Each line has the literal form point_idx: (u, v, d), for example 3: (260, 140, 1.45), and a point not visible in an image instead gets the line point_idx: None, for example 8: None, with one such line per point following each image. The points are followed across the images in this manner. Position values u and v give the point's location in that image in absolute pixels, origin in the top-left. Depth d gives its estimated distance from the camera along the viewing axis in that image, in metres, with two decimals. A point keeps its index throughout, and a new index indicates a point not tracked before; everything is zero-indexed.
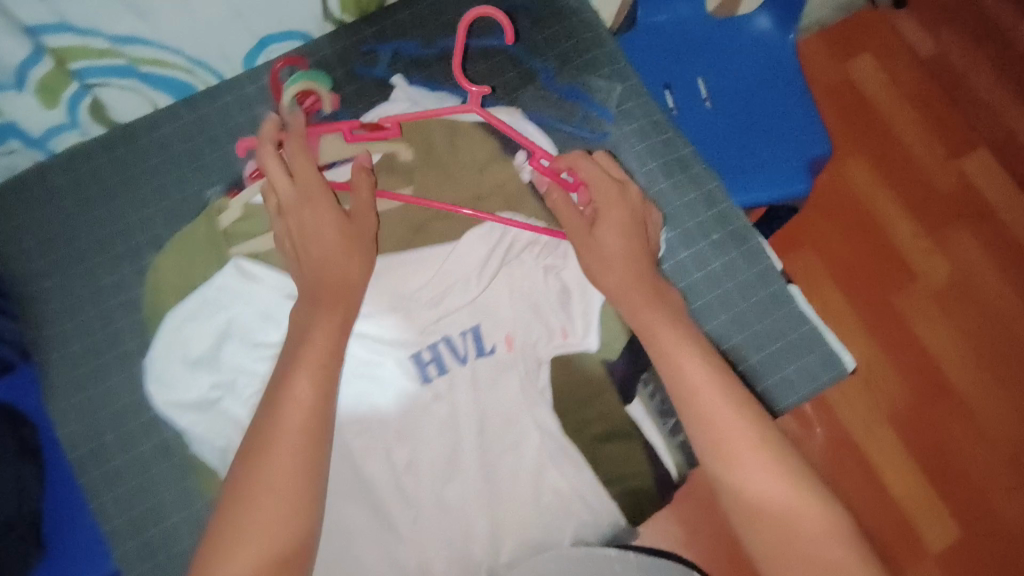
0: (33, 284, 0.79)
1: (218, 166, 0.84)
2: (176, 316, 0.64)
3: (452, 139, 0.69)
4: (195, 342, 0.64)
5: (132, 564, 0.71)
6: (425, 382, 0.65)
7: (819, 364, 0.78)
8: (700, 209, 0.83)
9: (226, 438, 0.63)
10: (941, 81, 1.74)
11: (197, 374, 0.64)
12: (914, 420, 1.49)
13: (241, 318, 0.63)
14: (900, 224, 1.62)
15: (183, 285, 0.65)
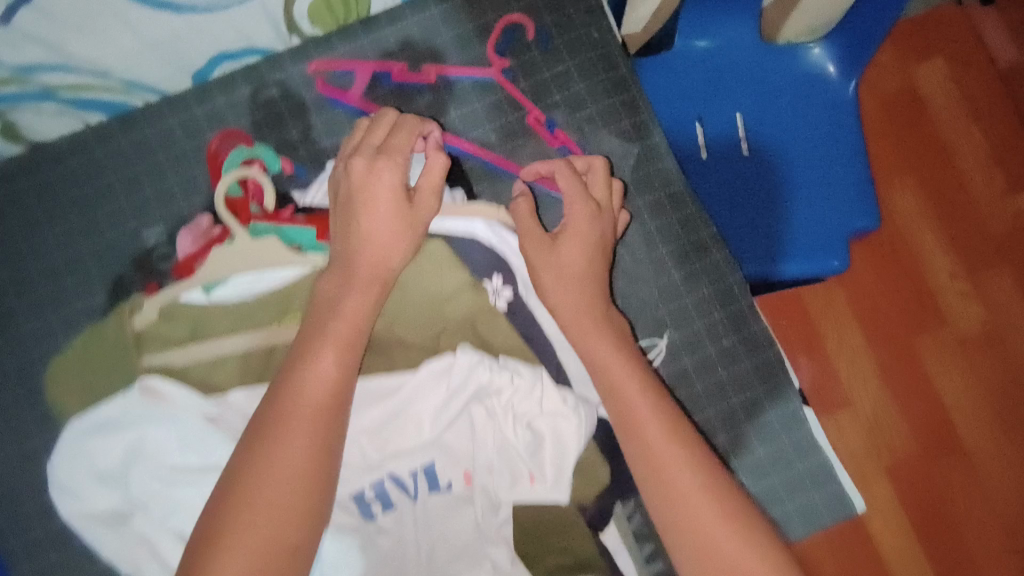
0: None
1: (160, 201, 0.73)
2: (82, 424, 0.55)
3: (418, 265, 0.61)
4: (105, 454, 0.55)
5: None
6: (367, 521, 0.57)
7: (823, 504, 0.70)
8: (714, 307, 0.72)
9: (134, 565, 0.56)
10: (1017, 98, 1.53)
11: (108, 487, 0.56)
12: (915, 473, 1.41)
13: (152, 436, 0.54)
14: (938, 261, 1.47)
15: (90, 389, 0.56)
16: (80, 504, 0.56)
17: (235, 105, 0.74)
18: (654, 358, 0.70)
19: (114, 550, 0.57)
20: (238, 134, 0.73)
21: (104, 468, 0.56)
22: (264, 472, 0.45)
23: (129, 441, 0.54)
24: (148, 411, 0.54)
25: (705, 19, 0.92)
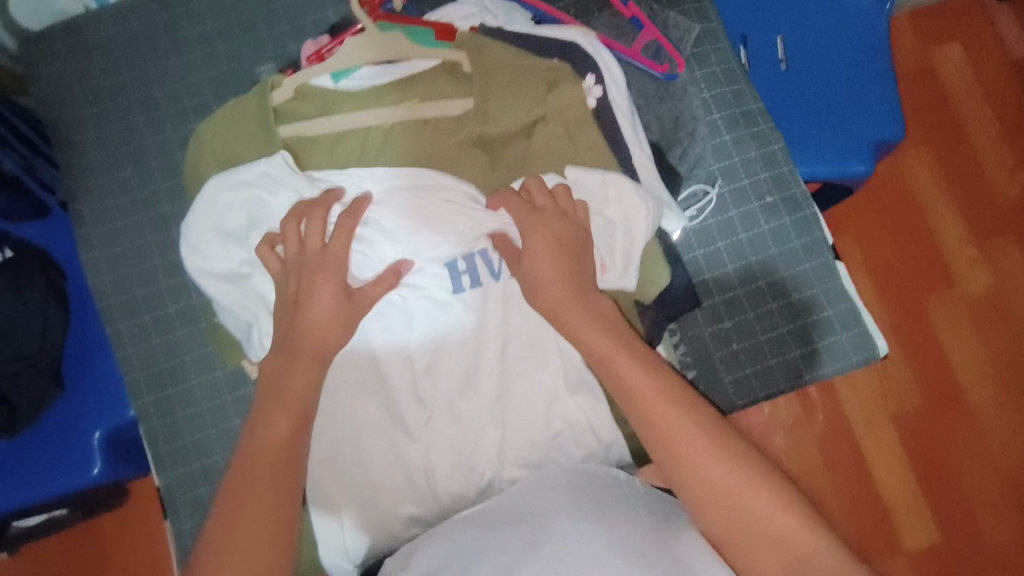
0: (76, 132, 0.78)
1: (273, 41, 0.81)
2: (215, 186, 0.62)
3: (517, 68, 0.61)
4: (233, 215, 0.62)
5: (149, 418, 0.75)
6: (456, 293, 0.63)
7: (849, 345, 0.76)
8: (758, 168, 0.80)
9: (254, 314, 0.63)
10: None
11: (231, 246, 0.63)
12: (919, 424, 1.39)
13: (278, 200, 0.62)
14: (949, 226, 1.47)
15: (228, 155, 0.64)
16: (202, 261, 0.63)
17: None
18: (704, 206, 0.78)
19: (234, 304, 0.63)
20: None
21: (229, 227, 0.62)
22: (271, 426, 0.53)
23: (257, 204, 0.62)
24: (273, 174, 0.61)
25: None
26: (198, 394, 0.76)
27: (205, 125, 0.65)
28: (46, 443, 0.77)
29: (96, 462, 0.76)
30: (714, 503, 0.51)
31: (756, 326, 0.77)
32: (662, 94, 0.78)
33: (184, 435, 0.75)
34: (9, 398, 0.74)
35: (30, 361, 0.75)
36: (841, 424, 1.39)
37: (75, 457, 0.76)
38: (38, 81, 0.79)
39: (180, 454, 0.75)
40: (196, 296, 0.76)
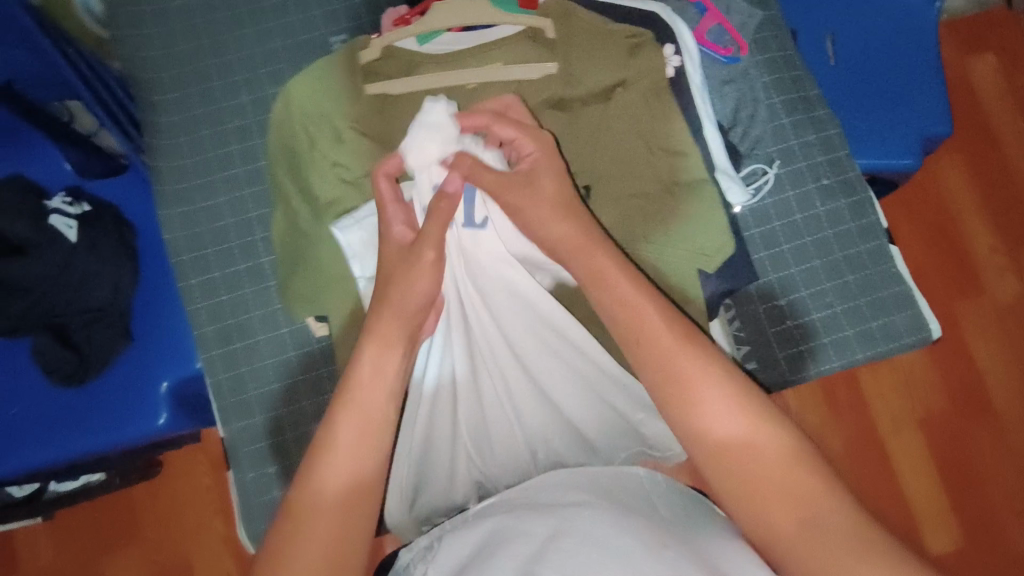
0: (155, 93, 0.80)
1: (347, 14, 0.84)
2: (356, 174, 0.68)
3: (601, 40, 0.64)
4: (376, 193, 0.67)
5: (216, 371, 0.77)
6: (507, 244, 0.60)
7: (903, 325, 0.77)
8: (816, 151, 0.81)
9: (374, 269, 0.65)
10: None
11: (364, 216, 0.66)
12: (949, 427, 1.36)
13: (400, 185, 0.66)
14: (979, 232, 1.46)
15: (316, 111, 0.67)
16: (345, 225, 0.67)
17: None
18: (763, 185, 0.80)
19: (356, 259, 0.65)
20: None
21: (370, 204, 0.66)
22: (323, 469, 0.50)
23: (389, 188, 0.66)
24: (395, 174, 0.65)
25: None
26: (265, 349, 0.77)
27: (295, 78, 0.67)
28: (112, 393, 0.79)
29: (162, 414, 0.78)
30: (757, 492, 0.46)
31: (809, 305, 0.78)
32: (725, 76, 0.81)
33: (250, 389, 0.77)
34: (81, 348, 0.78)
35: (101, 313, 0.79)
36: (869, 426, 1.36)
37: (141, 407, 0.78)
38: (120, 43, 0.82)
39: (244, 406, 0.76)
40: (266, 255, 0.78)
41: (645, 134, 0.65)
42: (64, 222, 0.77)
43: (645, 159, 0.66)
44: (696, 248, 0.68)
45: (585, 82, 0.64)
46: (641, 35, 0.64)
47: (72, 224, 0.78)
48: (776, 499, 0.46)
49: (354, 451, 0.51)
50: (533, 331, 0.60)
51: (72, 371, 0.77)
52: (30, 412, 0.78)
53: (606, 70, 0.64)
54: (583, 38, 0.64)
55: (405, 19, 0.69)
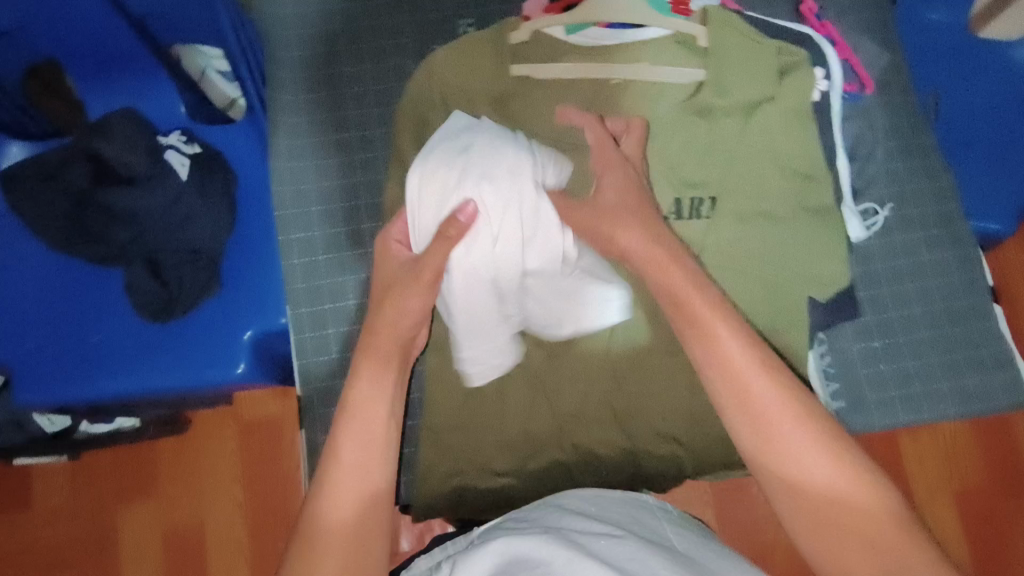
0: (281, 49, 0.83)
1: (477, 0, 0.85)
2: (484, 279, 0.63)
3: (753, 55, 0.64)
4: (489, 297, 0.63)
5: (302, 328, 0.77)
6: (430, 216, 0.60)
7: (1000, 386, 0.75)
8: (929, 199, 0.80)
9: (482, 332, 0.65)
10: None
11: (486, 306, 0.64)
12: None
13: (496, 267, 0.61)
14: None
15: (457, 83, 0.68)
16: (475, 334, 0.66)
17: None
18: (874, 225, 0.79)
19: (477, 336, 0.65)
20: None
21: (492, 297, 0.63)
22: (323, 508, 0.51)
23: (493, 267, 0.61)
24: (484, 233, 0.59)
25: None
26: (353, 313, 0.77)
27: (441, 50, 0.68)
28: (195, 335, 0.78)
29: (241, 364, 0.78)
30: (810, 497, 0.48)
31: (905, 354, 0.76)
32: (845, 112, 0.81)
33: (333, 351, 0.76)
34: (170, 285, 0.78)
35: (194, 255, 0.79)
36: None
37: (221, 354, 0.78)
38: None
39: (326, 368, 0.76)
40: (367, 223, 0.79)
41: (779, 154, 0.65)
42: (179, 159, 0.81)
43: (774, 178, 0.65)
44: (808, 273, 0.67)
45: (731, 93, 0.64)
46: (793, 53, 0.65)
47: (186, 162, 0.81)
48: (841, 521, 0.47)
49: (355, 472, 0.52)
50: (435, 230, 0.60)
51: (160, 306, 0.78)
52: (113, 341, 0.78)
53: (754, 85, 0.64)
54: (736, 50, 0.64)
55: (551, 8, 0.69)
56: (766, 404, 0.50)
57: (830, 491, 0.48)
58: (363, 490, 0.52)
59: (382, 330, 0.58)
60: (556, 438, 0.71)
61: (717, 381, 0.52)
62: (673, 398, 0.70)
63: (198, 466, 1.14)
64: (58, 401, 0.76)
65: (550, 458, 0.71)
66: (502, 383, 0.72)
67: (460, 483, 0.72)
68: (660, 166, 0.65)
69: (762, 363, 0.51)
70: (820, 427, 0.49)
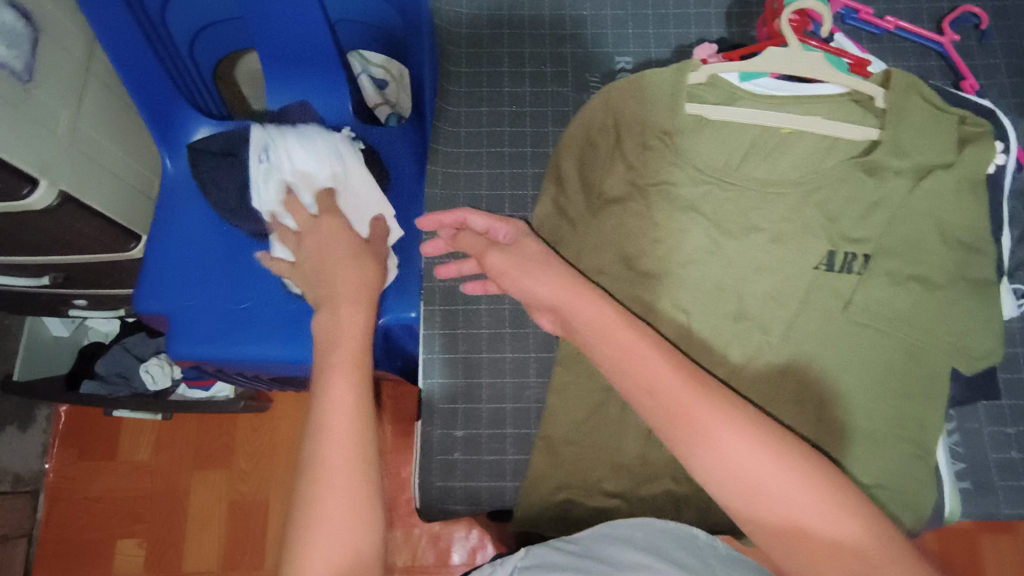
0: (452, 64, 0.89)
1: (637, 42, 0.90)
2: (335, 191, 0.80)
3: (932, 120, 0.65)
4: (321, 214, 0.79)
5: (434, 325, 0.81)
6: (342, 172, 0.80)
7: None
8: None
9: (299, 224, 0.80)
10: None
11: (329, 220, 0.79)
12: None
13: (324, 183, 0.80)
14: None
15: (631, 116, 0.71)
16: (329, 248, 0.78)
17: None
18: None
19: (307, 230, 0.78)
20: (714, 17, 0.90)
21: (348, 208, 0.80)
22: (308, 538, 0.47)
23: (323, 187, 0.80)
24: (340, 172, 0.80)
25: None
26: (484, 318, 0.81)
27: (617, 83, 0.72)
28: None
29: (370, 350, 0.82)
30: (832, 562, 0.42)
31: None
32: None
33: (459, 350, 0.81)
34: None
35: None
36: None
37: None
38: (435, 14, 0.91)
39: (451, 364, 0.80)
40: None
41: (945, 223, 0.65)
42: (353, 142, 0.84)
43: (935, 247, 0.65)
44: (957, 345, 0.66)
45: (908, 155, 0.65)
46: (971, 122, 0.66)
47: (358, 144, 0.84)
48: None
49: (348, 479, 0.49)
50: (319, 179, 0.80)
51: None
52: (259, 309, 0.84)
53: (929, 150, 0.65)
54: (917, 113, 0.65)
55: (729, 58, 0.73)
56: (751, 476, 0.44)
57: (831, 542, 0.42)
58: (363, 501, 0.49)
59: (340, 346, 0.59)
60: (671, 470, 0.70)
61: (718, 475, 0.45)
62: None
63: (277, 443, 1.16)
64: (204, 356, 0.83)
65: (662, 487, 0.70)
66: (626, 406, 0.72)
67: (567, 498, 0.73)
68: (821, 218, 0.66)
69: (759, 443, 0.45)
70: (829, 487, 0.44)
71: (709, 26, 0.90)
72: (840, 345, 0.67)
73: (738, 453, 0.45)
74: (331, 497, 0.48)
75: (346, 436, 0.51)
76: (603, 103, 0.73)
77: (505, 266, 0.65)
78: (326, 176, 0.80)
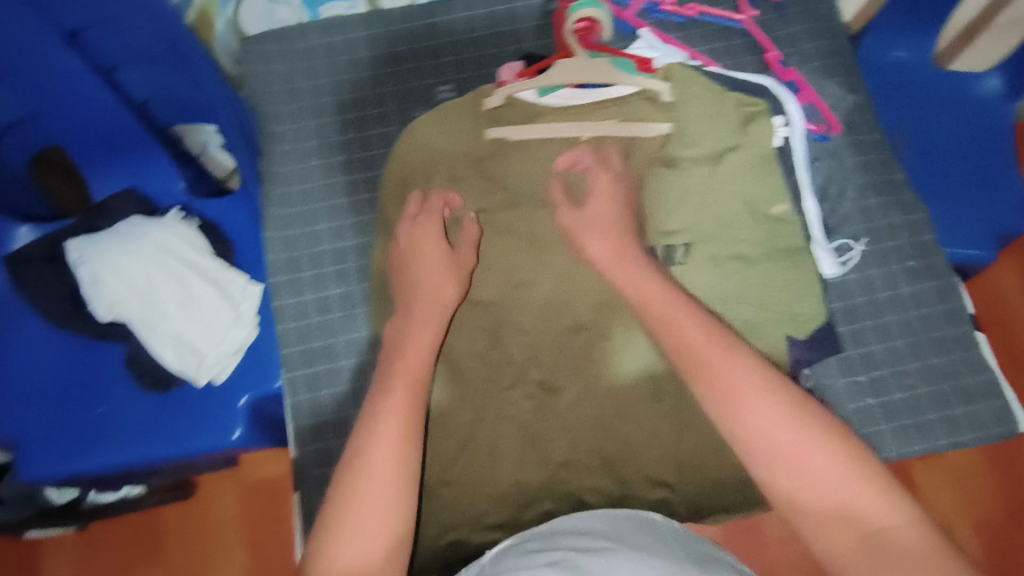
0: (274, 124, 0.87)
1: (455, 69, 0.90)
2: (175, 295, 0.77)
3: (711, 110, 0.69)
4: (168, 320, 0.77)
5: (297, 391, 0.78)
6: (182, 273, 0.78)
7: (989, 415, 0.76)
8: (903, 235, 0.83)
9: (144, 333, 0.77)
10: None
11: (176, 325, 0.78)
12: None
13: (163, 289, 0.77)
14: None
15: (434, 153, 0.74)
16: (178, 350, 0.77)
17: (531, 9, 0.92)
18: (850, 260, 0.81)
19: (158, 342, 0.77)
20: (525, 31, 0.91)
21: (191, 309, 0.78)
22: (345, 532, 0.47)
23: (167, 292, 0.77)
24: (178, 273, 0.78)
25: None
26: (347, 374, 0.79)
27: (420, 121, 0.74)
28: (191, 403, 0.80)
29: (237, 429, 0.79)
30: (836, 523, 0.45)
31: (891, 385, 0.78)
32: (814, 153, 0.85)
33: (328, 412, 0.78)
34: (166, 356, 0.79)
35: None
36: None
37: (216, 422, 0.79)
38: (248, 77, 0.89)
39: (321, 428, 0.77)
40: (358, 283, 0.81)
41: (751, 201, 0.69)
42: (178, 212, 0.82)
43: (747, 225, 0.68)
44: (790, 315, 0.69)
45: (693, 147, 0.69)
46: (751, 105, 0.70)
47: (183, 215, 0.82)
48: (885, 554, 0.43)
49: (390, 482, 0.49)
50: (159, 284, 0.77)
51: (158, 376, 0.79)
52: (111, 412, 0.79)
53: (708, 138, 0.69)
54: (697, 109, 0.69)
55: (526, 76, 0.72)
56: (800, 443, 0.47)
57: (882, 529, 0.44)
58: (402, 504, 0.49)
59: (411, 343, 0.59)
60: (548, 488, 0.70)
61: (782, 450, 0.47)
62: (660, 441, 0.71)
63: None
64: (59, 473, 0.77)
65: (544, 509, 0.69)
66: (494, 433, 0.71)
67: (454, 539, 0.69)
68: (640, 218, 0.67)
69: (818, 422, 0.48)
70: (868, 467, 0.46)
71: (523, 40, 0.91)
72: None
73: (759, 414, 0.49)
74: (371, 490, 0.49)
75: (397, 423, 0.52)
76: (411, 143, 0.74)
77: (614, 250, 0.63)
78: (162, 279, 0.77)
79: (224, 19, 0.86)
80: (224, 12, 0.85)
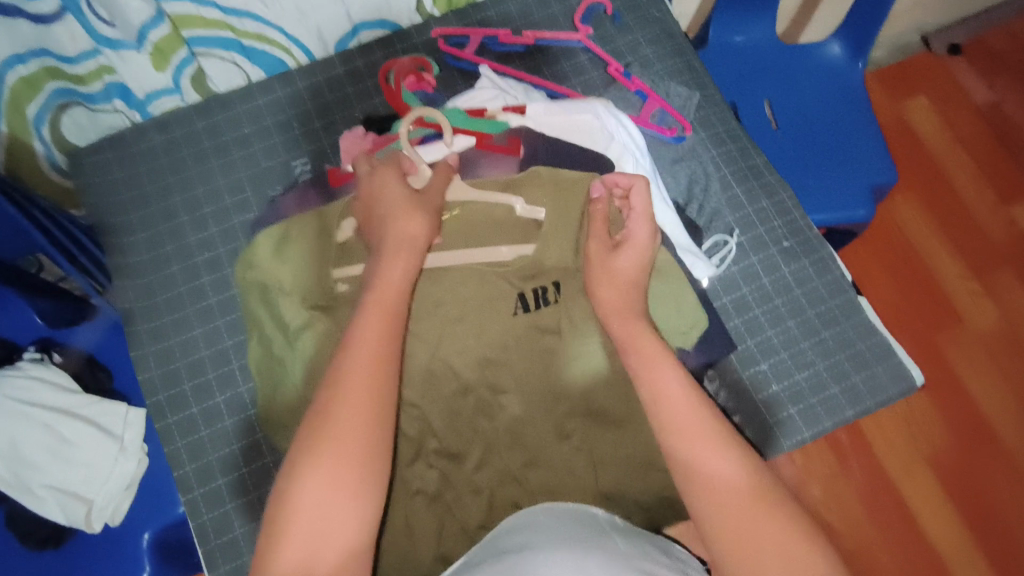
0: (124, 235, 0.82)
1: (307, 139, 0.87)
2: (39, 442, 0.72)
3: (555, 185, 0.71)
4: (38, 470, 0.72)
5: (200, 511, 0.73)
6: (45, 416, 0.73)
7: (887, 377, 0.77)
8: (772, 217, 0.84)
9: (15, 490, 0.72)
10: (1001, 135, 1.63)
11: (47, 474, 0.72)
12: (958, 463, 1.36)
13: (25, 438, 0.72)
14: (943, 251, 1.53)
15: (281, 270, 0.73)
16: (58, 498, 0.72)
17: (371, 64, 0.90)
18: (726, 255, 0.82)
19: (33, 493, 0.72)
20: (371, 87, 0.89)
21: (61, 453, 0.73)
22: (302, 482, 0.48)
23: (24, 441, 0.72)
24: (38, 418, 0.73)
25: (736, 22, 1.12)
26: (250, 482, 0.74)
27: (262, 237, 0.74)
28: (89, 551, 0.75)
29: (145, 567, 0.75)
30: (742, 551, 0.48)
31: (793, 368, 0.78)
32: (674, 154, 0.85)
33: (236, 527, 0.73)
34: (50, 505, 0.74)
35: None
36: (877, 470, 1.35)
37: (121, 564, 0.75)
38: (87, 191, 0.84)
39: (232, 546, 0.72)
40: (244, 383, 0.77)
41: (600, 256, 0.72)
42: (31, 355, 0.80)
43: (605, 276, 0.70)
44: (672, 329, 0.70)
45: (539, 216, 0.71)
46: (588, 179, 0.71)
47: (38, 356, 0.80)
48: None
49: (354, 450, 0.49)
50: (19, 434, 0.72)
51: (47, 533, 0.74)
52: None
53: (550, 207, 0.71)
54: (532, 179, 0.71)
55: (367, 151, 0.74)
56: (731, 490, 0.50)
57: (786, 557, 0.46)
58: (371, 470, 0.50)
59: (387, 267, 0.59)
60: (473, 551, 0.64)
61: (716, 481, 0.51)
62: (577, 481, 0.67)
63: None
64: None
65: None
66: (406, 511, 0.66)
67: None
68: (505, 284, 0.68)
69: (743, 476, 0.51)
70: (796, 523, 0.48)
71: (370, 97, 0.89)
72: (569, 369, 0.70)
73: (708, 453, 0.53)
74: (331, 445, 0.49)
75: (368, 364, 0.53)
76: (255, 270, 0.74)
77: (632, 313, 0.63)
78: (22, 427, 0.72)
79: (41, 139, 0.80)
80: (40, 133, 0.79)
